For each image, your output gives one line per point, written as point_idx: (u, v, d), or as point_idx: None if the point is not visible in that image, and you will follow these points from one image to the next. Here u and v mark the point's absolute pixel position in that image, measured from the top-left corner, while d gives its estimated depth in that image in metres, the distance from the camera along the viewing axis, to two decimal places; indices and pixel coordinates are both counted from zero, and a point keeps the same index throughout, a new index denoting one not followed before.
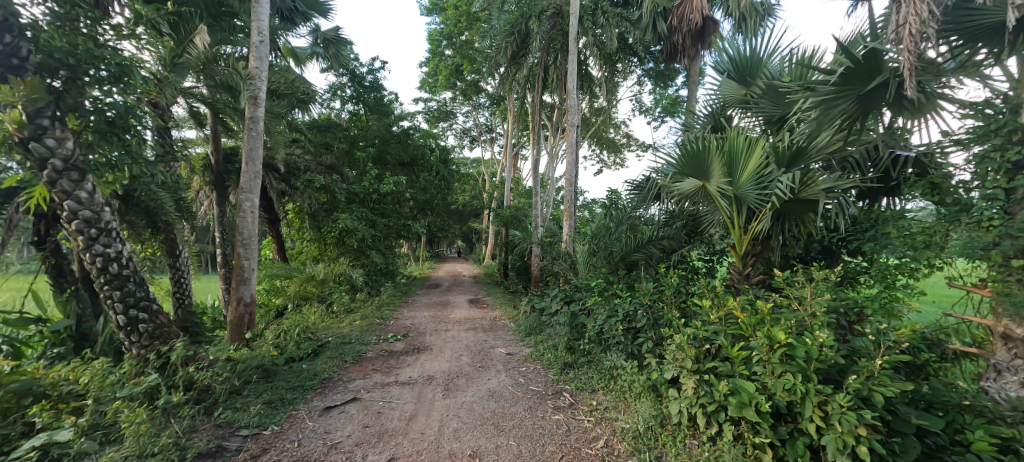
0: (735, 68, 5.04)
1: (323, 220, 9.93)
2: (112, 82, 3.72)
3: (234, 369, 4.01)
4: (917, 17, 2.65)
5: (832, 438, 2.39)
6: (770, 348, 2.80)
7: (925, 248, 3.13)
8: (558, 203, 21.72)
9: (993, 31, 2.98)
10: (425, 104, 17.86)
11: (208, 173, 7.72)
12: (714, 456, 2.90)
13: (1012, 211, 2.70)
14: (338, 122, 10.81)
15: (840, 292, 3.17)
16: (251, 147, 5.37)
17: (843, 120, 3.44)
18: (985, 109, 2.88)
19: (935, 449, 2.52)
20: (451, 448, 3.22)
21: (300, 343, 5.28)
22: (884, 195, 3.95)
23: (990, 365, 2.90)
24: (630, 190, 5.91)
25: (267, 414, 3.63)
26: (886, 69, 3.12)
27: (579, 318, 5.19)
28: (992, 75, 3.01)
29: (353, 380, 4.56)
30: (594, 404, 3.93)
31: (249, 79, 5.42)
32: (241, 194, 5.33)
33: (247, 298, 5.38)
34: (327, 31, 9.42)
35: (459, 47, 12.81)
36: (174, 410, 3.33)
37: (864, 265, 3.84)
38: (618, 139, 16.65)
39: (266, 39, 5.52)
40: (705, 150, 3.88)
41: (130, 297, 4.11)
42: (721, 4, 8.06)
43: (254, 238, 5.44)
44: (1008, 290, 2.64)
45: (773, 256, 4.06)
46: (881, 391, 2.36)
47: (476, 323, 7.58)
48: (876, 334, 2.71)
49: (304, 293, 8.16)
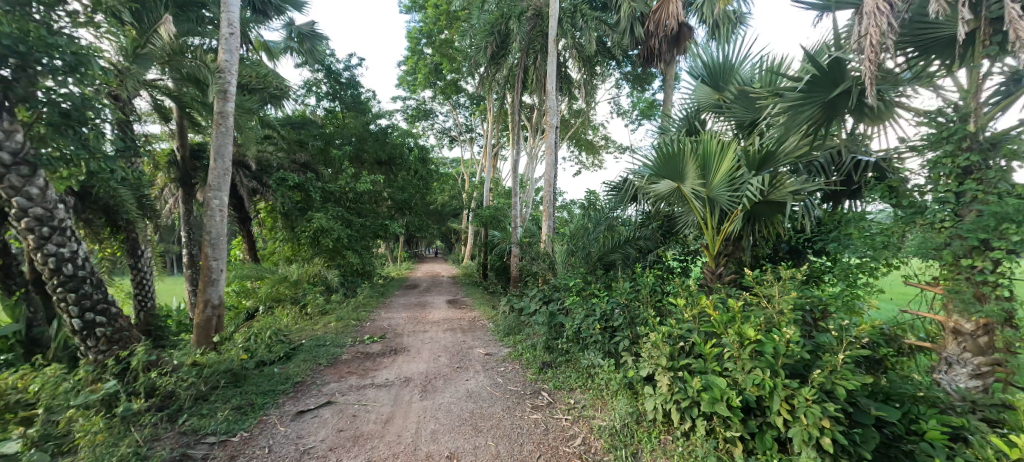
0: (708, 73, 5.17)
1: (297, 219, 9.56)
2: (67, 73, 3.46)
3: (201, 375, 3.86)
4: (878, 29, 2.79)
5: (798, 430, 2.49)
6: (740, 345, 2.90)
7: (883, 248, 3.28)
8: (536, 204, 21.94)
9: (944, 44, 3.21)
10: (403, 102, 17.66)
11: (173, 169, 7.39)
12: (687, 451, 3.00)
13: (962, 213, 2.87)
14: (313, 119, 10.58)
15: (806, 290, 3.29)
16: (220, 142, 5.14)
17: (809, 125, 3.60)
18: (939, 117, 3.05)
19: (892, 439, 2.65)
20: (428, 450, 3.19)
21: (272, 346, 5.11)
22: (847, 198, 4.15)
23: (941, 359, 3.11)
24: (608, 191, 6.03)
25: (236, 420, 3.50)
26: (849, 77, 3.30)
27: (557, 318, 5.25)
28: (944, 86, 3.21)
29: (327, 383, 4.44)
30: (571, 403, 3.97)
31: (218, 72, 5.20)
32: (209, 192, 5.11)
33: (215, 301, 5.14)
34: (301, 25, 9.20)
35: (439, 46, 12.72)
36: (135, 418, 3.18)
37: (828, 264, 4.00)
38: (596, 141, 16.86)
39: (237, 31, 5.32)
40: (680, 152, 3.97)
41: (86, 299, 3.89)
42: (696, 11, 8.30)
43: (223, 238, 5.22)
44: (958, 288, 2.83)
45: (744, 256, 4.21)
46: (843, 384, 2.47)
47: (454, 323, 7.53)
48: (838, 330, 2.84)
49: (276, 294, 7.90)
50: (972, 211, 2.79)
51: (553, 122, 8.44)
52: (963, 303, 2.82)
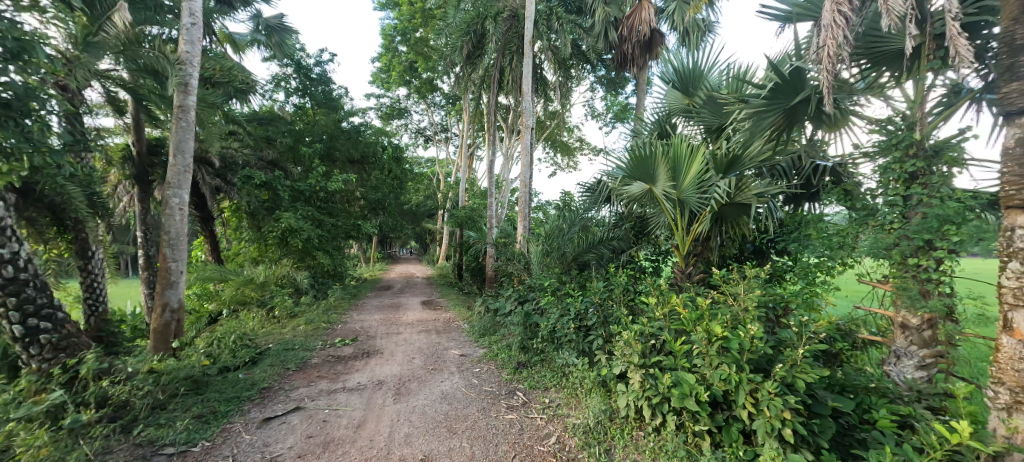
0: (679, 78, 5.33)
1: (264, 219, 9.14)
2: (8, 60, 3.20)
3: (158, 382, 3.66)
4: (834, 41, 2.93)
5: (762, 422, 2.60)
6: (708, 341, 3.00)
7: (839, 248, 3.50)
8: (511, 204, 22.11)
9: (894, 57, 3.44)
10: (377, 100, 17.30)
11: (128, 165, 6.98)
12: (658, 446, 3.08)
13: (908, 215, 3.08)
14: (282, 115, 10.25)
15: (769, 289, 3.46)
16: (180, 138, 4.88)
17: (771, 131, 3.82)
18: (888, 125, 3.27)
19: (848, 428, 2.81)
20: (401, 453, 3.15)
21: (237, 351, 4.89)
22: (806, 201, 4.40)
23: (891, 352, 3.34)
24: (582, 192, 6.13)
25: (197, 429, 3.33)
26: (808, 86, 3.51)
27: (532, 318, 5.32)
28: (893, 96, 3.46)
29: (296, 388, 4.29)
30: (546, 402, 4.00)
31: (179, 64, 4.93)
32: (167, 190, 4.83)
33: (173, 305, 4.87)
34: (269, 18, 8.89)
35: (414, 44, 12.56)
36: (84, 430, 3.01)
37: (790, 263, 4.20)
38: (571, 142, 17.10)
39: (199, 21, 5.05)
40: (652, 155, 4.09)
41: (29, 304, 3.63)
42: (667, 17, 8.57)
43: (183, 238, 4.94)
44: (905, 286, 3.03)
45: (712, 256, 4.38)
46: (803, 377, 2.59)
47: (429, 324, 7.45)
48: (799, 327, 2.98)
49: (242, 297, 7.57)
50: (917, 213, 2.99)
51: (528, 123, 8.42)
52: (910, 299, 3.04)
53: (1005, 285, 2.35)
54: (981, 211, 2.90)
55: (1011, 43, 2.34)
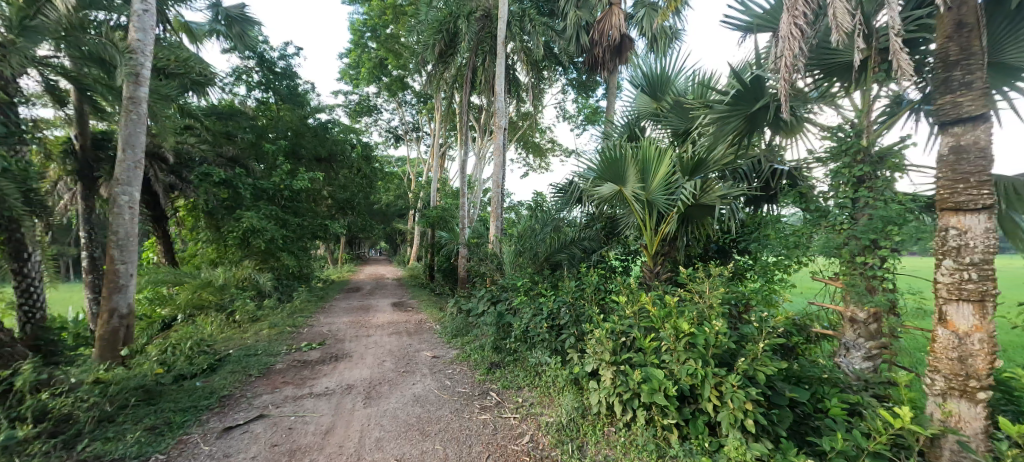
0: (648, 83, 5.49)
1: (223, 219, 8.70)
2: None
3: (105, 394, 3.40)
4: (791, 52, 3.06)
5: (726, 414, 2.71)
6: (676, 338, 3.10)
7: (794, 247, 3.72)
8: (484, 204, 22.08)
9: (844, 69, 3.68)
10: (345, 97, 16.82)
11: (69, 160, 6.44)
12: (629, 440, 3.15)
13: (856, 217, 3.31)
14: (243, 110, 9.77)
15: (732, 286, 3.64)
16: (130, 131, 4.56)
17: (734, 135, 4.01)
18: (838, 132, 3.50)
19: (804, 416, 2.98)
20: (372, 458, 3.08)
21: (193, 358, 4.62)
22: (765, 203, 4.65)
23: (842, 344, 3.56)
24: (555, 192, 6.22)
25: (150, 442, 3.13)
26: (766, 94, 3.71)
27: (505, 318, 5.34)
28: (843, 105, 3.71)
29: (260, 395, 4.11)
30: (519, 401, 4.02)
31: (128, 53, 4.60)
32: (115, 187, 4.51)
33: (123, 310, 4.55)
34: (229, 7, 8.44)
35: (384, 40, 12.28)
36: (20, 448, 2.76)
37: (750, 261, 4.43)
38: (544, 144, 17.29)
39: (152, 8, 4.74)
40: (622, 157, 4.18)
41: None
42: (636, 23, 8.82)
43: (134, 238, 4.63)
44: (854, 283, 3.23)
45: (679, 255, 4.54)
46: (763, 370, 2.72)
47: (400, 326, 7.30)
48: (759, 322, 3.15)
49: (198, 300, 7.16)
50: (864, 214, 3.23)
51: (501, 124, 8.42)
52: (858, 294, 3.24)
53: (941, 281, 2.56)
54: (919, 213, 3.16)
55: (946, 59, 2.56)
